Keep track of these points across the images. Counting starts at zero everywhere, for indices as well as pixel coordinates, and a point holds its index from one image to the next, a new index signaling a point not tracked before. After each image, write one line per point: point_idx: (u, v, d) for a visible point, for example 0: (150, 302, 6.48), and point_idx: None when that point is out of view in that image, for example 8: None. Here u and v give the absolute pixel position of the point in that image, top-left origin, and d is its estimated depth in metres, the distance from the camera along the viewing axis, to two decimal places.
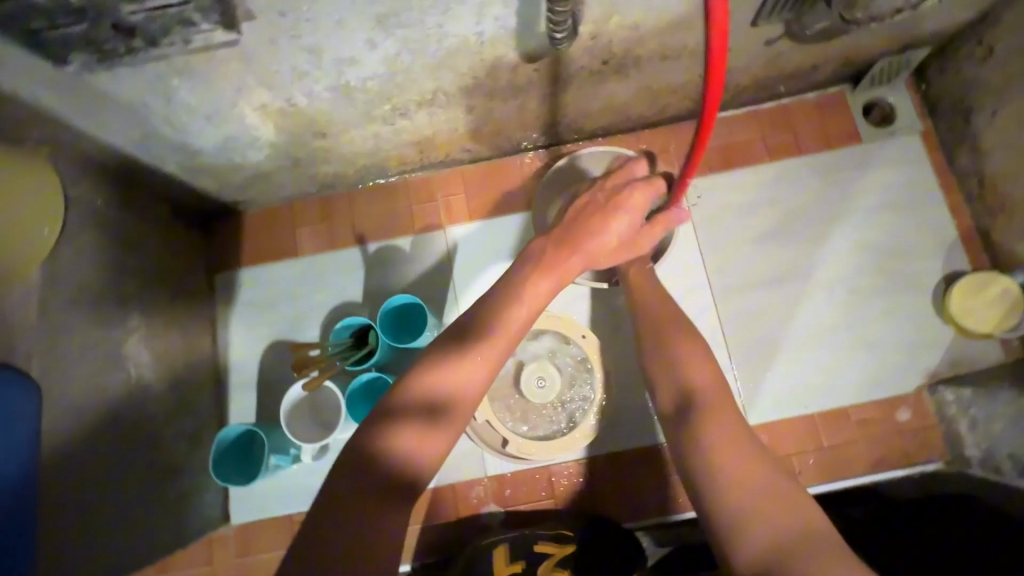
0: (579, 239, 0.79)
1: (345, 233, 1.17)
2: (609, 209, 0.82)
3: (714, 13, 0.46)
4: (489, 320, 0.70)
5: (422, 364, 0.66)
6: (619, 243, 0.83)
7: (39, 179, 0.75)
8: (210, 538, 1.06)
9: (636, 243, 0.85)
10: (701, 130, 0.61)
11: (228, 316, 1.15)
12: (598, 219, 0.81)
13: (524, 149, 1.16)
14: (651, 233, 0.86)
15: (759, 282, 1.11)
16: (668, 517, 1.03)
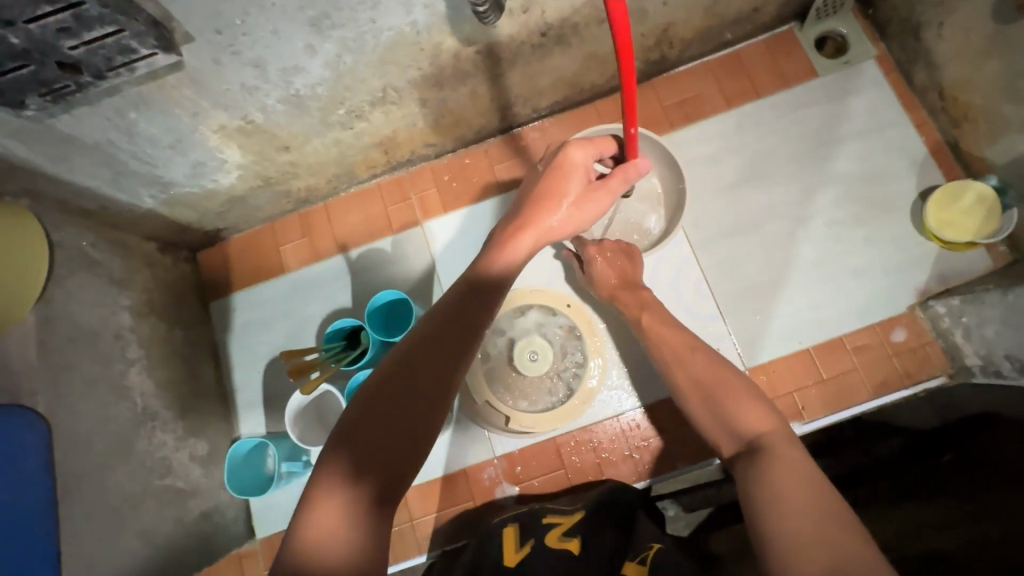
0: (530, 217, 0.81)
1: (327, 244, 1.20)
2: (550, 185, 0.84)
3: None
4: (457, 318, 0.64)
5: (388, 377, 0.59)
6: (572, 213, 0.83)
7: (25, 224, 0.79)
8: (238, 554, 1.08)
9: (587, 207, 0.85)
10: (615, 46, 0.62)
11: (227, 339, 1.19)
12: (542, 197, 0.83)
13: (486, 136, 1.18)
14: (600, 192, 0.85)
15: (735, 227, 1.11)
16: (681, 470, 1.03)
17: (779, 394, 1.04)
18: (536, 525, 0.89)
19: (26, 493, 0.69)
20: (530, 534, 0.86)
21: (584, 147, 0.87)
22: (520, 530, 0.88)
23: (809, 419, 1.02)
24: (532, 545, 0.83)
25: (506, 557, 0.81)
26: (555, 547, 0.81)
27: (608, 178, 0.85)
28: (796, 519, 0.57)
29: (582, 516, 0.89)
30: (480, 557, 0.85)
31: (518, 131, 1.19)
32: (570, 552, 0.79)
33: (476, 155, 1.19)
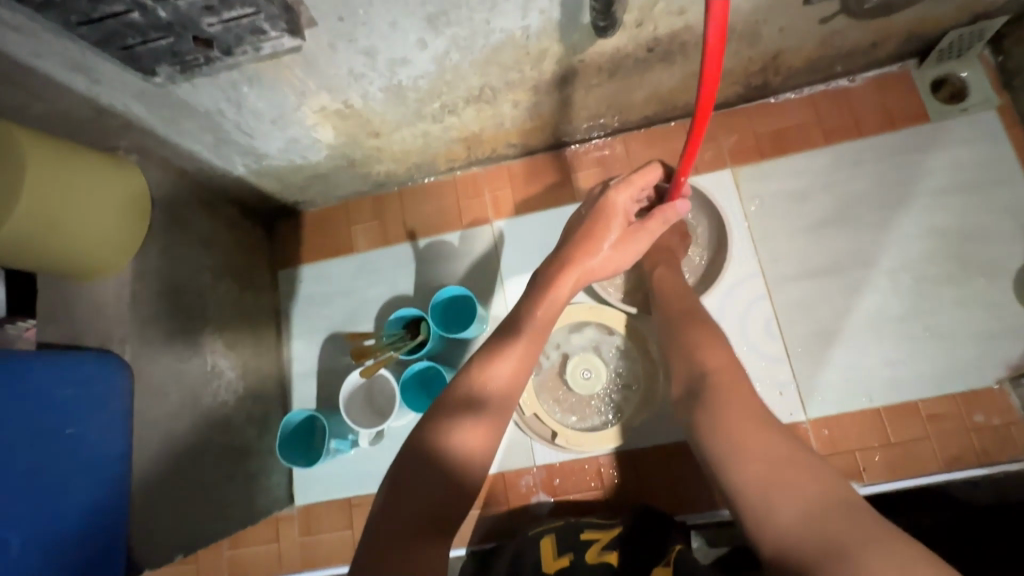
0: (571, 259, 0.82)
1: (396, 229, 1.22)
2: (591, 228, 0.85)
3: (710, 39, 0.51)
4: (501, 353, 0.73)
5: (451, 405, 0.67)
6: (612, 257, 0.85)
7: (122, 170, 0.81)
8: (276, 516, 1.13)
9: (623, 252, 0.86)
10: (699, 114, 0.62)
11: (291, 310, 1.23)
12: (585, 239, 0.84)
13: (571, 143, 1.17)
14: (639, 233, 0.86)
15: (817, 271, 1.06)
16: (724, 513, 0.99)
17: (840, 450, 1.00)
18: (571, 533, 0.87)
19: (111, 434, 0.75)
20: (569, 542, 0.85)
21: (626, 189, 0.87)
22: (557, 540, 0.86)
23: (868, 481, 0.98)
24: (571, 557, 0.81)
25: (545, 569, 0.80)
26: (596, 560, 0.79)
27: (648, 221, 0.86)
28: (780, 495, 0.59)
29: (619, 530, 0.86)
30: (516, 564, 0.84)
31: (601, 141, 1.17)
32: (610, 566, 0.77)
33: (555, 160, 1.18)
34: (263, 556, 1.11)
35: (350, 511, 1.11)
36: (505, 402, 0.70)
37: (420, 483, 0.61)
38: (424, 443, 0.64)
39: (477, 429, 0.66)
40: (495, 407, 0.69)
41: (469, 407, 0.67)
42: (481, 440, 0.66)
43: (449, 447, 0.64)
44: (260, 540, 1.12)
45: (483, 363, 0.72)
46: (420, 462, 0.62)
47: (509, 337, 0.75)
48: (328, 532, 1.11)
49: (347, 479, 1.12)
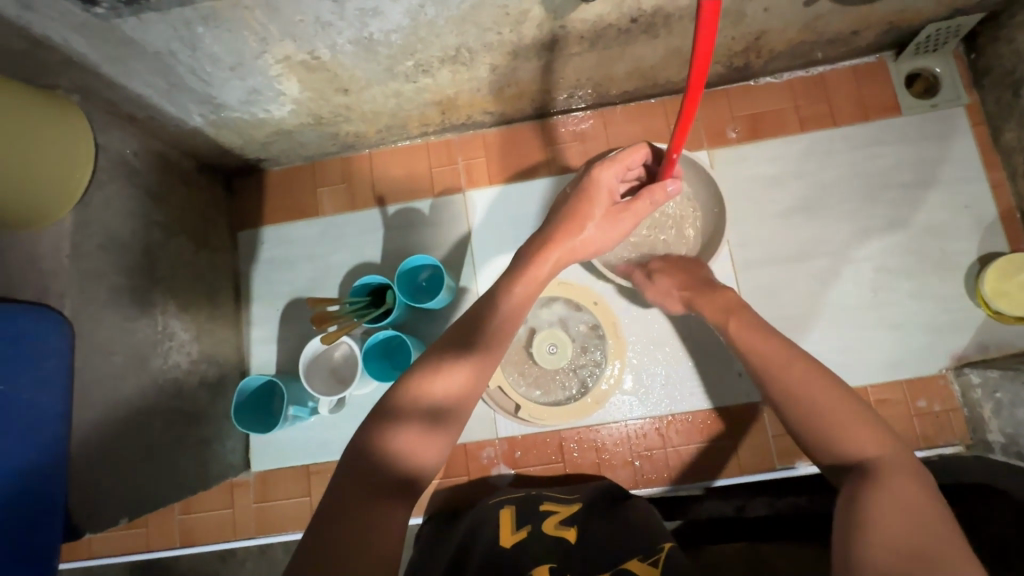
0: (555, 238, 0.83)
1: (365, 193, 1.18)
2: (575, 207, 0.86)
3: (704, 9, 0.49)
4: (473, 329, 0.71)
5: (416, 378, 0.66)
6: (596, 237, 0.86)
7: (59, 103, 0.75)
8: (231, 482, 1.10)
9: (609, 230, 0.87)
10: (691, 89, 0.60)
11: (251, 273, 1.18)
12: (570, 218, 0.85)
13: (551, 114, 1.15)
14: (625, 213, 0.87)
15: (783, 257, 1.08)
16: (677, 487, 1.02)
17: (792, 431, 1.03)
18: (532, 505, 0.88)
19: (42, 395, 0.71)
20: (524, 519, 0.83)
21: (612, 169, 0.88)
22: (517, 514, 0.84)
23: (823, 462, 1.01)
24: (529, 530, 0.80)
25: (502, 542, 0.77)
26: (553, 534, 0.78)
27: (635, 202, 0.87)
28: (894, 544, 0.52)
29: (579, 506, 0.87)
30: (474, 535, 0.83)
31: (581, 115, 1.15)
32: (565, 539, 0.77)
33: (533, 132, 1.16)
34: (216, 520, 1.10)
35: (308, 479, 1.09)
36: (459, 405, 0.67)
37: (363, 483, 0.57)
38: (386, 414, 0.62)
39: (439, 406, 0.64)
40: (462, 391, 0.67)
41: (413, 411, 0.63)
42: (425, 447, 0.62)
43: (412, 420, 0.62)
44: (214, 505, 1.10)
45: (455, 340, 0.70)
46: (361, 459, 0.58)
47: (465, 341, 0.70)
48: (285, 499, 1.09)
49: (305, 448, 1.10)
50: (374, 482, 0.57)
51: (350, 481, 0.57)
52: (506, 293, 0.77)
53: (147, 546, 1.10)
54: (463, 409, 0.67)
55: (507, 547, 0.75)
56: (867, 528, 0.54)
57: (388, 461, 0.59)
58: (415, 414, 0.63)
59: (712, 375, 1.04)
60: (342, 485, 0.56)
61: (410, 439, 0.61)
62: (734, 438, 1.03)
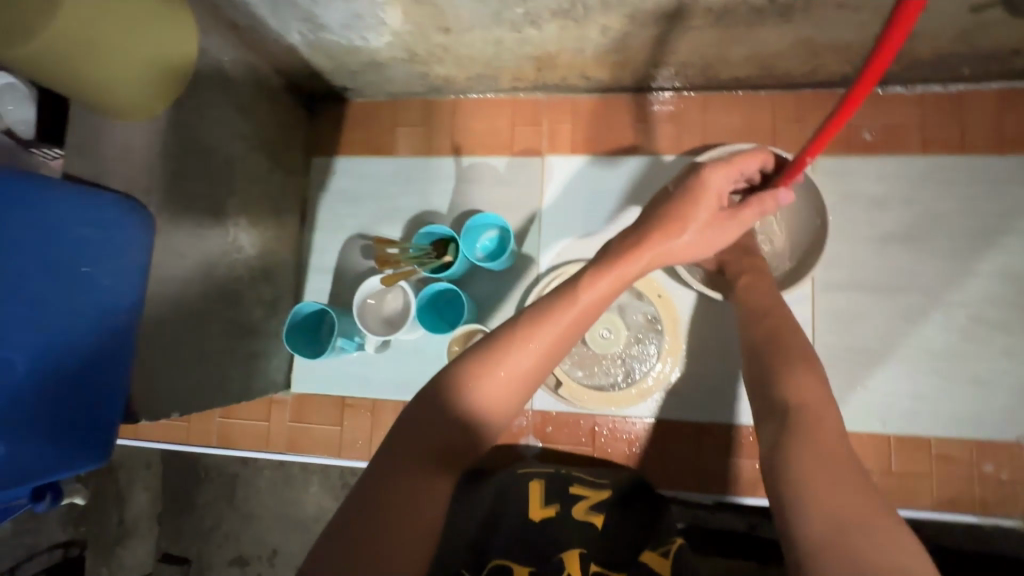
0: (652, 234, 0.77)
1: (443, 140, 1.15)
2: (679, 207, 0.80)
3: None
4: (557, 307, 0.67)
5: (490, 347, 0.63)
6: (695, 242, 0.80)
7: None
8: (270, 397, 1.14)
9: (710, 236, 0.81)
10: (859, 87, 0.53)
11: (318, 200, 1.18)
12: (674, 218, 0.79)
13: (644, 89, 1.08)
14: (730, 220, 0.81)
15: (870, 285, 1.00)
16: (704, 497, 0.98)
17: None
18: (562, 482, 0.87)
19: (120, 284, 0.73)
20: (553, 494, 0.85)
21: (724, 173, 0.81)
22: (547, 487, 0.86)
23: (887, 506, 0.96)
24: (559, 508, 0.82)
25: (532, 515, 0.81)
26: (581, 518, 0.81)
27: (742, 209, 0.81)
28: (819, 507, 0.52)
29: (610, 494, 0.85)
30: (502, 500, 0.86)
31: (671, 96, 1.08)
32: (593, 527, 0.80)
33: (627, 105, 1.09)
34: (252, 429, 1.15)
35: (341, 410, 1.12)
36: (529, 384, 0.64)
37: (423, 446, 0.57)
38: (455, 381, 0.60)
39: (510, 383, 0.62)
40: (536, 371, 0.64)
41: (482, 383, 0.61)
42: (491, 411, 0.61)
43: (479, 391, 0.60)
44: (252, 415, 1.15)
45: (538, 316, 0.66)
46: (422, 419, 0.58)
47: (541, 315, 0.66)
48: (317, 423, 1.13)
49: (344, 381, 1.12)
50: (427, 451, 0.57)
51: (404, 446, 0.57)
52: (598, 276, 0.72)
53: (187, 439, 1.17)
54: (534, 377, 0.64)
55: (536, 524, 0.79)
56: (802, 492, 0.54)
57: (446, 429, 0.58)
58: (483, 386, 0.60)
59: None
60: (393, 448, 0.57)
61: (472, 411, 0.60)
62: None
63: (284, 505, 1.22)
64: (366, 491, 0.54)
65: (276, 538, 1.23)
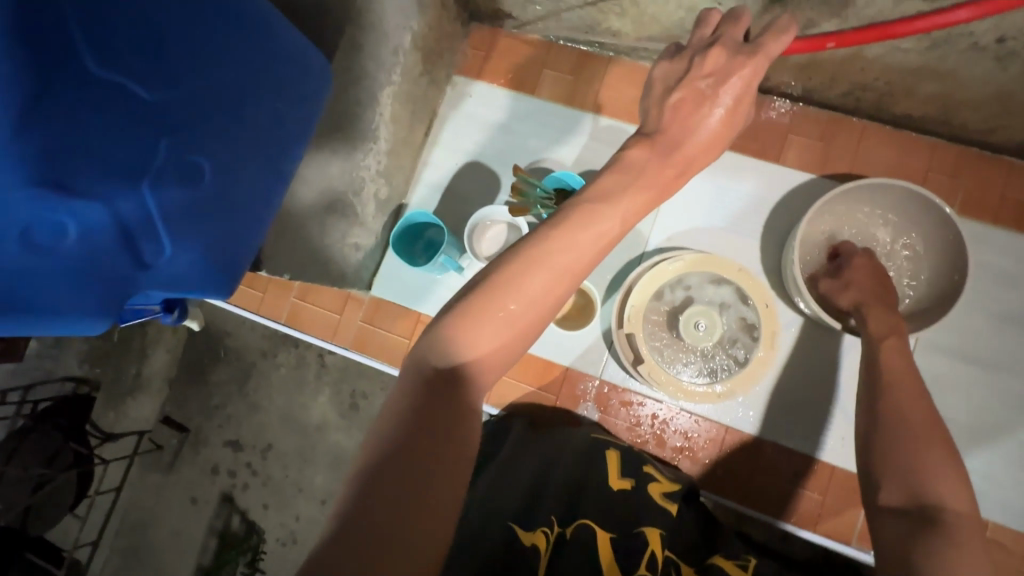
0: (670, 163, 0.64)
1: (586, 95, 1.14)
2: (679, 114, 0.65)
3: None
4: (541, 246, 0.56)
5: (467, 302, 0.54)
6: (708, 146, 0.66)
7: None
8: (348, 292, 1.16)
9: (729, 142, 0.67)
10: None
11: (446, 118, 1.17)
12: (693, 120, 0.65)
13: (786, 96, 1.06)
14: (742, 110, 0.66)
15: (973, 357, 0.98)
16: (746, 510, 0.99)
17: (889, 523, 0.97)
18: (636, 462, 0.85)
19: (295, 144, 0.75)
20: (629, 469, 0.83)
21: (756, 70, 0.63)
22: (623, 461, 0.84)
23: None
24: (635, 484, 0.80)
25: (610, 483, 0.79)
26: (657, 500, 0.77)
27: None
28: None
29: (680, 488, 0.83)
30: (579, 461, 0.84)
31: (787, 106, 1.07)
32: (667, 511, 0.75)
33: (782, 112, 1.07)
34: (322, 318, 1.17)
35: (413, 326, 1.13)
36: (516, 332, 0.55)
37: (414, 420, 0.50)
38: (431, 344, 0.54)
39: (490, 335, 0.54)
40: (520, 316, 0.55)
41: (461, 341, 0.54)
42: (484, 358, 0.55)
43: (458, 349, 0.53)
44: (325, 304, 1.17)
45: (519, 258, 0.56)
46: (414, 393, 0.52)
47: (527, 253, 0.56)
48: (386, 331, 1.14)
49: (424, 298, 1.13)
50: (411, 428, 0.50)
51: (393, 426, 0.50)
52: (595, 209, 0.59)
53: (258, 308, 1.20)
54: (536, 322, 0.57)
55: (614, 492, 0.77)
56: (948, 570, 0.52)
57: (427, 399, 0.51)
58: (461, 347, 0.54)
59: (837, 430, 0.99)
60: (381, 432, 0.50)
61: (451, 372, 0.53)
62: (825, 497, 0.98)
63: (292, 407, 1.29)
64: (370, 474, 0.47)
65: (274, 434, 1.30)
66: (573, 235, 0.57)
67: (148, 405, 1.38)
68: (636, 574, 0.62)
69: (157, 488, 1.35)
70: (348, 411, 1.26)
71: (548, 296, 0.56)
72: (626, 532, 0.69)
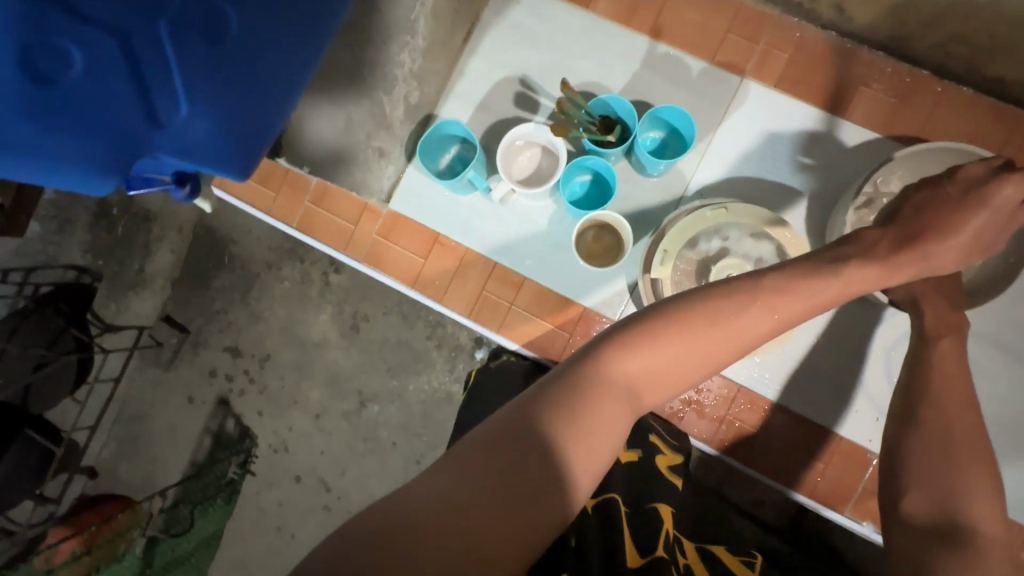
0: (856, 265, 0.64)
1: (645, 17, 1.03)
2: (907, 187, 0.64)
3: None
4: (713, 311, 0.56)
5: (627, 339, 0.54)
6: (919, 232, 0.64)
7: None
8: (365, 204, 1.10)
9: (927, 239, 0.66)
10: None
11: (488, 25, 1.07)
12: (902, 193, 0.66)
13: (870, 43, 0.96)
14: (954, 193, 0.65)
15: (1008, 347, 0.95)
16: (746, 467, 0.99)
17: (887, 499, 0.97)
18: (642, 428, 0.82)
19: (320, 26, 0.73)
20: (636, 438, 0.80)
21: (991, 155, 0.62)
22: (632, 427, 0.81)
23: None
24: (643, 454, 0.78)
25: (623, 456, 0.76)
26: (666, 476, 0.77)
27: (937, 248, 0.71)
28: None
29: (682, 460, 0.83)
30: None
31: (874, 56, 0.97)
32: (676, 488, 0.77)
33: (858, 61, 0.97)
34: (336, 228, 1.12)
35: (431, 247, 1.08)
36: (658, 387, 0.54)
37: (548, 434, 0.47)
38: (583, 367, 0.52)
39: (639, 381, 0.53)
40: (670, 373, 0.54)
41: (614, 375, 0.52)
42: (625, 398, 0.52)
43: (608, 383, 0.51)
44: (341, 215, 1.11)
45: (687, 315, 0.55)
46: (568, 393, 0.50)
47: (713, 311, 0.56)
48: (403, 251, 1.09)
49: (444, 219, 1.07)
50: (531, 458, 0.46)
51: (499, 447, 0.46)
52: (771, 292, 0.59)
53: (269, 210, 1.15)
54: (680, 382, 0.55)
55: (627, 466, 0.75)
56: None
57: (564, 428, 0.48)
58: (610, 383, 0.51)
59: (851, 401, 0.97)
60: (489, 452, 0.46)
61: (595, 407, 0.50)
62: (829, 467, 0.97)
63: (291, 319, 1.29)
64: (463, 495, 0.44)
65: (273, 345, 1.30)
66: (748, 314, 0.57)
67: (150, 302, 1.32)
68: (656, 553, 0.64)
69: (154, 385, 1.35)
70: (348, 331, 1.27)
71: (719, 355, 0.56)
72: (638, 508, 0.70)
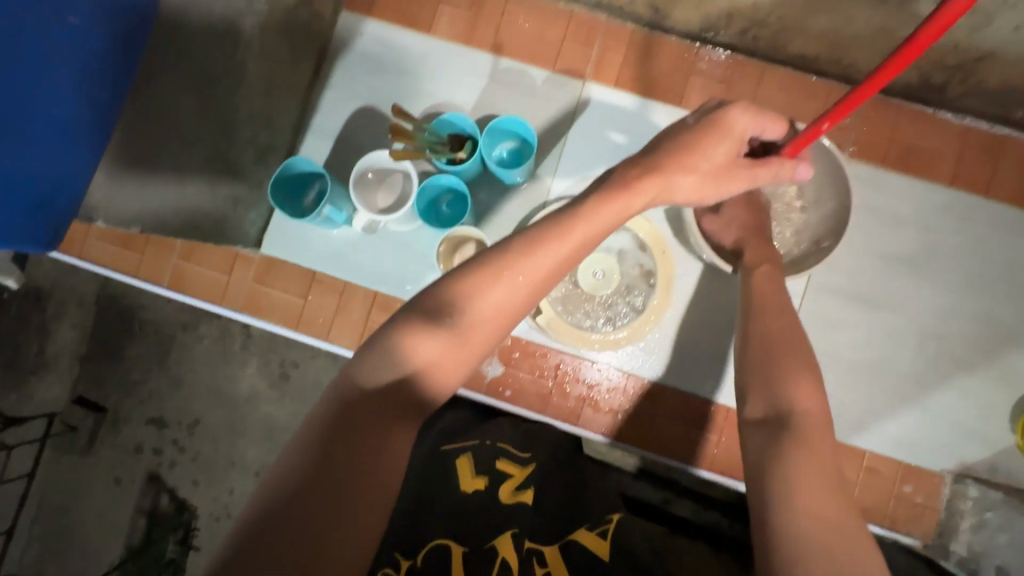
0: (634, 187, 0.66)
1: (485, 34, 1.07)
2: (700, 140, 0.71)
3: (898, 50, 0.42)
4: (489, 270, 0.56)
5: (407, 323, 0.54)
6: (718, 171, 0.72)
7: None
8: (236, 251, 1.08)
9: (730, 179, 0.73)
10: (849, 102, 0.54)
11: (336, 58, 1.08)
12: (686, 149, 0.70)
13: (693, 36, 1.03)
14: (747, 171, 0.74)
15: (858, 296, 1.02)
16: (645, 454, 1.00)
17: None
18: (486, 453, 0.72)
19: None
20: (479, 465, 0.70)
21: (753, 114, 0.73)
22: (472, 458, 0.71)
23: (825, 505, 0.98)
24: (487, 481, 0.68)
25: (460, 489, 0.66)
26: (509, 502, 0.66)
27: (714, 159, 0.71)
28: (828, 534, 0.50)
29: (535, 469, 0.72)
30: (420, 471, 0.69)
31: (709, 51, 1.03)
32: (525, 504, 0.66)
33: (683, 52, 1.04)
34: (208, 280, 1.09)
35: (308, 285, 1.06)
36: (458, 357, 0.55)
37: (329, 462, 0.46)
38: (367, 369, 0.52)
39: (435, 361, 0.54)
40: (464, 339, 0.55)
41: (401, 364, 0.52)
42: (428, 379, 0.53)
43: (396, 374, 0.52)
44: (212, 266, 1.08)
45: (464, 283, 0.56)
46: (356, 403, 0.50)
47: (497, 267, 0.57)
48: (280, 293, 1.07)
49: (317, 255, 1.06)
50: (315, 500, 0.44)
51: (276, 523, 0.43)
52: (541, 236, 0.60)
53: (138, 272, 1.11)
54: (485, 344, 0.57)
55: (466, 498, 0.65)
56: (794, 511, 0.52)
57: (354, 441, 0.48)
58: (400, 375, 0.52)
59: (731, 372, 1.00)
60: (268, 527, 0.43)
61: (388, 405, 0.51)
62: (721, 438, 1.00)
63: None
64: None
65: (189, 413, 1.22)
66: (529, 261, 0.58)
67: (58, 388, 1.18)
68: None
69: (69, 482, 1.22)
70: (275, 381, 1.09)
71: (510, 309, 0.57)
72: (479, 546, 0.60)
